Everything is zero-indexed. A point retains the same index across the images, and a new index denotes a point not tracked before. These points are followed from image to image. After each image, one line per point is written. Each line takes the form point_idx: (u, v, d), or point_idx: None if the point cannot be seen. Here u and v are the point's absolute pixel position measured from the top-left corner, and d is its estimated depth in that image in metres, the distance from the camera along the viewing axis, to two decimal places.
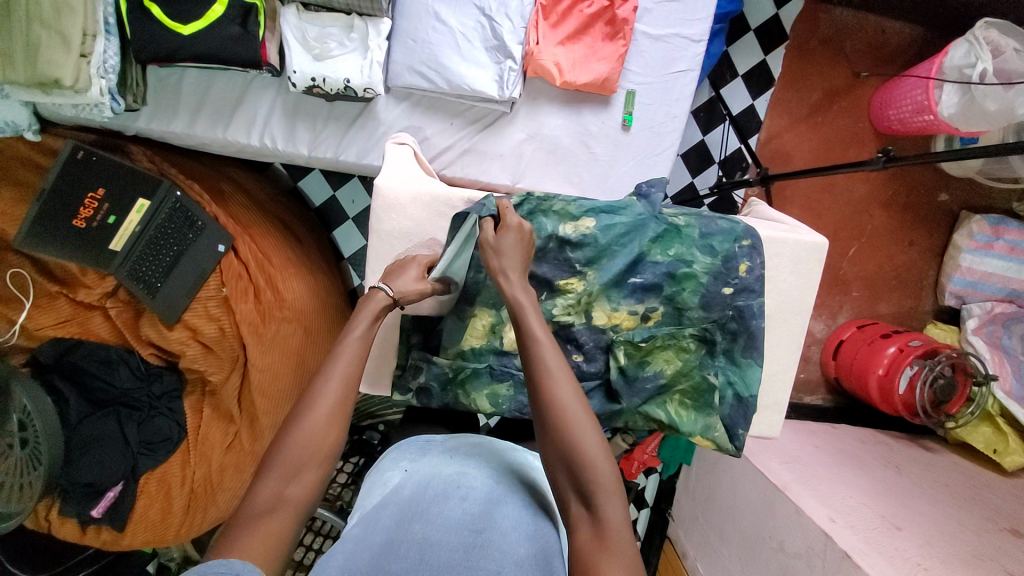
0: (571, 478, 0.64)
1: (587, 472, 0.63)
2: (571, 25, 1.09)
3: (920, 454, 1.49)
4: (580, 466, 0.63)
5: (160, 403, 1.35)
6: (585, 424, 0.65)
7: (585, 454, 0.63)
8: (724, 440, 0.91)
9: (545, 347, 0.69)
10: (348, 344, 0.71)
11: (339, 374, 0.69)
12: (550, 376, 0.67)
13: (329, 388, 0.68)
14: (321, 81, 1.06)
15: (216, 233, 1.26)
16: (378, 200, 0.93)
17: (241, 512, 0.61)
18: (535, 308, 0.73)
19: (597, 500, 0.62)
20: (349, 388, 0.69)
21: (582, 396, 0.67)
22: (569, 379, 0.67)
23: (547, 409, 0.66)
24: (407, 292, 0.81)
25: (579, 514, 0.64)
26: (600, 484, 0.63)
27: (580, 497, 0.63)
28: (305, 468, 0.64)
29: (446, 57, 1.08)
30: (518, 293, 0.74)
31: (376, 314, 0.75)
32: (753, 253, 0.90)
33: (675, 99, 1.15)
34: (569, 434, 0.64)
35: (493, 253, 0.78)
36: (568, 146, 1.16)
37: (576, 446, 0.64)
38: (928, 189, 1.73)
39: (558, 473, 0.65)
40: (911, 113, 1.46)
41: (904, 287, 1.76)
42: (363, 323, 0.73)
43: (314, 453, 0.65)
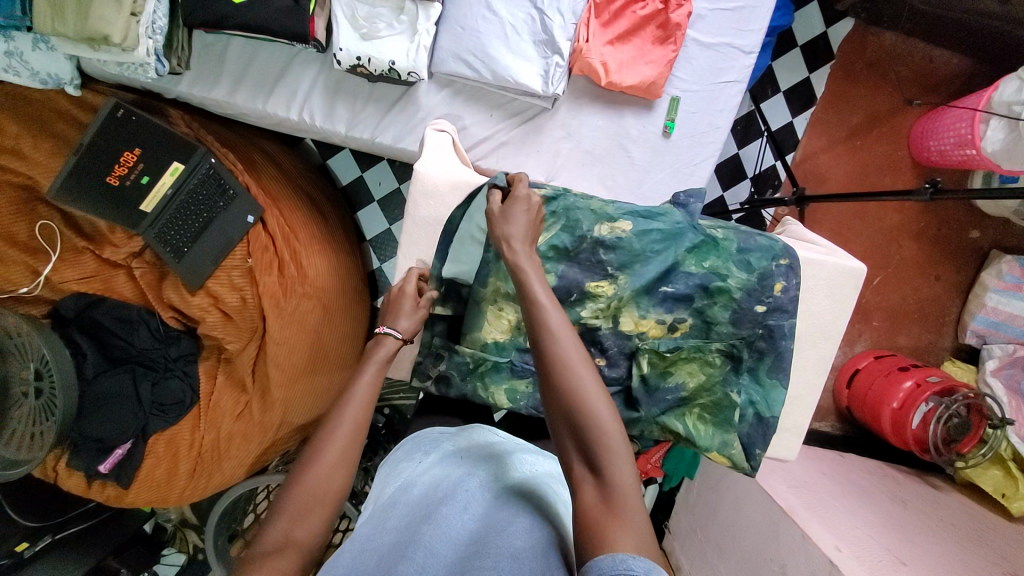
0: (579, 442, 0.64)
1: (595, 435, 0.63)
2: (622, 26, 1.07)
3: (927, 491, 1.48)
4: (588, 429, 0.63)
5: (176, 365, 1.36)
6: (593, 387, 0.65)
7: (594, 417, 0.63)
8: (741, 459, 0.91)
9: (552, 310, 0.68)
10: (360, 386, 0.73)
11: (347, 419, 0.70)
12: (556, 339, 0.66)
13: (340, 429, 0.69)
14: (366, 61, 1.05)
15: (246, 204, 1.26)
16: (416, 184, 0.92)
17: (249, 554, 0.60)
18: (539, 273, 0.73)
19: (605, 463, 0.62)
20: (359, 433, 0.70)
21: (589, 361, 0.67)
22: (577, 342, 0.67)
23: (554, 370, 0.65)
24: (413, 327, 0.81)
25: (584, 478, 0.63)
26: (608, 446, 0.63)
27: (585, 458, 0.63)
28: (312, 512, 0.63)
29: (494, 47, 1.07)
30: (522, 259, 0.73)
31: (386, 360, 0.76)
32: (790, 273, 0.89)
33: (719, 110, 1.14)
34: (578, 397, 0.64)
35: (500, 221, 0.77)
36: (606, 148, 1.15)
37: (582, 405, 0.64)
38: (960, 224, 1.70)
39: (564, 436, 0.65)
40: (952, 146, 1.44)
41: (925, 321, 1.73)
42: (373, 366, 0.75)
43: (320, 499, 0.64)
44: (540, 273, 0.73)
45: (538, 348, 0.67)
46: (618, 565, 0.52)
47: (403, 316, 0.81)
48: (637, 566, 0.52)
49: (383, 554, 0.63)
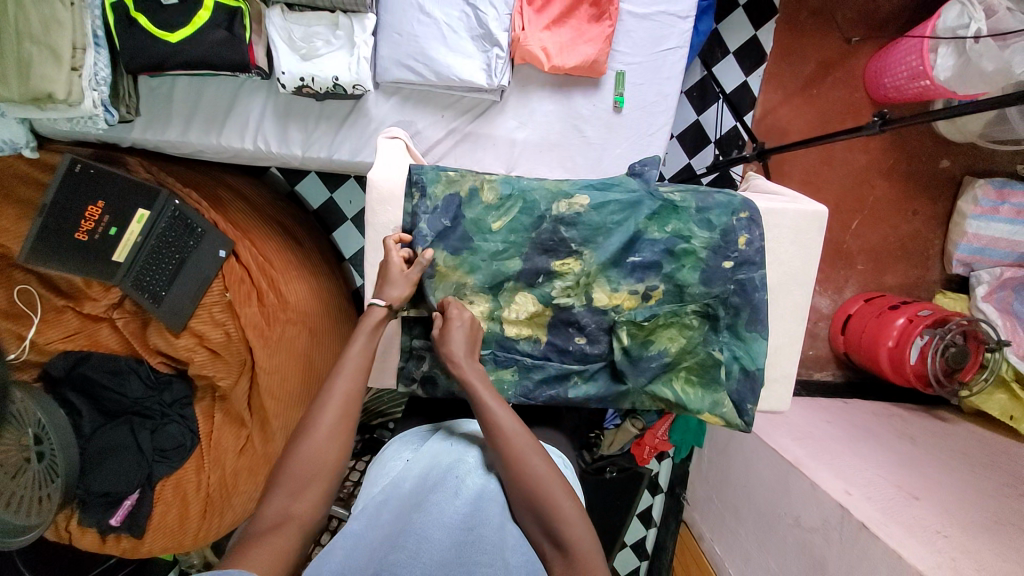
0: (541, 526, 0.69)
1: (554, 516, 0.69)
2: (555, 9, 1.08)
3: (935, 424, 1.47)
4: (548, 513, 0.69)
5: (172, 411, 1.37)
6: (547, 471, 0.71)
7: (552, 501, 0.69)
8: (734, 416, 0.92)
9: (499, 410, 0.75)
10: (351, 359, 0.77)
11: (339, 391, 0.75)
12: (505, 438, 0.73)
13: (332, 401, 0.74)
14: (310, 81, 1.06)
15: (217, 238, 1.27)
16: (372, 193, 0.91)
17: (251, 527, 0.66)
18: (482, 378, 0.79)
19: (567, 540, 0.67)
20: (351, 407, 0.75)
21: (544, 454, 0.73)
22: (526, 436, 0.73)
23: (516, 471, 0.71)
24: (400, 295, 0.84)
25: (553, 556, 0.69)
26: (568, 522, 0.68)
27: (551, 540, 0.69)
28: (311, 483, 0.69)
29: (433, 49, 1.08)
30: (467, 372, 0.78)
31: (375, 328, 0.81)
32: (752, 225, 0.90)
33: (665, 78, 1.14)
34: (535, 486, 0.70)
35: (440, 342, 0.81)
36: (560, 131, 1.16)
37: (541, 490, 0.70)
38: (929, 156, 1.71)
39: (528, 523, 0.71)
40: (906, 80, 1.44)
41: (910, 257, 1.74)
42: (361, 338, 0.79)
43: (318, 469, 0.70)
44: (484, 378, 0.79)
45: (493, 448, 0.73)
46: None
47: (388, 284, 0.84)
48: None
49: (376, 547, 0.67)
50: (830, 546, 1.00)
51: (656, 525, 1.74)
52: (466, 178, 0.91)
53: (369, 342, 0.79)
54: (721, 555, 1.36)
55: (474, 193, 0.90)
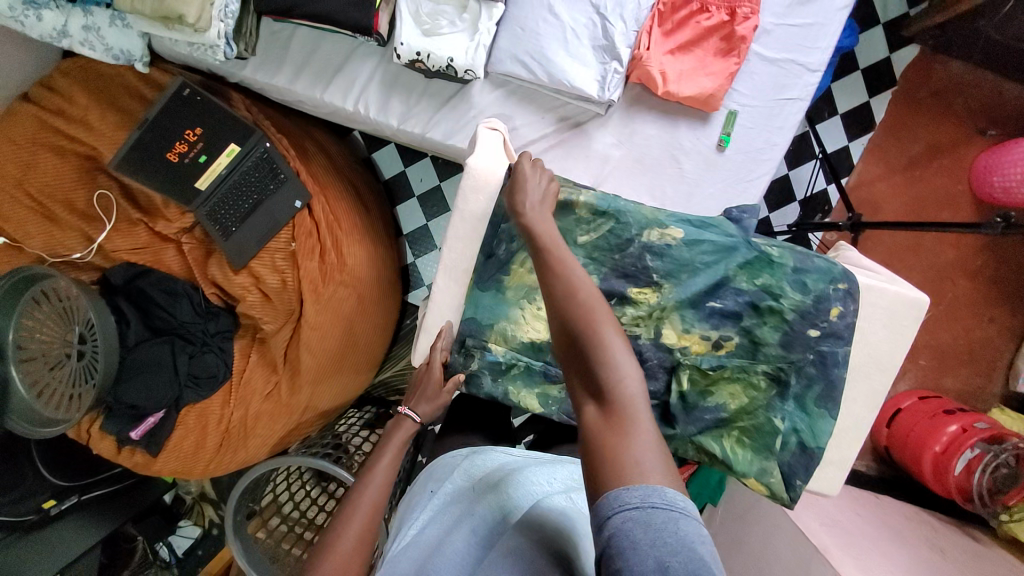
0: (583, 370, 0.67)
1: (600, 358, 0.66)
2: (684, 35, 1.06)
3: (966, 542, 1.40)
4: (592, 351, 0.66)
5: (213, 341, 1.39)
6: (603, 318, 0.68)
7: (602, 352, 0.66)
8: (780, 488, 0.88)
9: (559, 250, 0.75)
10: (377, 470, 0.88)
11: (367, 497, 0.84)
12: (564, 276, 0.72)
13: (359, 508, 0.82)
14: (425, 57, 1.06)
15: (295, 188, 1.28)
16: (467, 179, 0.90)
17: None
18: (551, 228, 0.79)
19: (608, 382, 0.65)
20: (371, 520, 0.81)
21: (603, 300, 0.70)
22: (588, 283, 0.71)
23: (574, 312, 0.69)
24: (429, 411, 0.96)
25: (587, 400, 0.66)
26: (614, 365, 0.65)
27: (588, 384, 0.66)
28: None
29: (552, 50, 1.06)
30: (534, 217, 0.80)
31: (401, 442, 0.94)
32: (847, 299, 0.85)
33: (777, 128, 1.11)
34: (585, 330, 0.68)
35: (514, 186, 0.83)
36: (657, 157, 1.14)
37: (592, 333, 0.67)
38: (1021, 265, 1.62)
39: (570, 372, 0.69)
40: (1020, 183, 1.36)
41: (976, 364, 1.65)
42: (389, 451, 0.92)
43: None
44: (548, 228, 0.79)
45: (546, 290, 0.73)
46: (614, 503, 0.56)
47: (422, 400, 0.96)
48: (631, 496, 0.56)
49: None
50: None
51: None
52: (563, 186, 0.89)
53: (393, 455, 0.92)
54: None
55: (568, 202, 0.89)
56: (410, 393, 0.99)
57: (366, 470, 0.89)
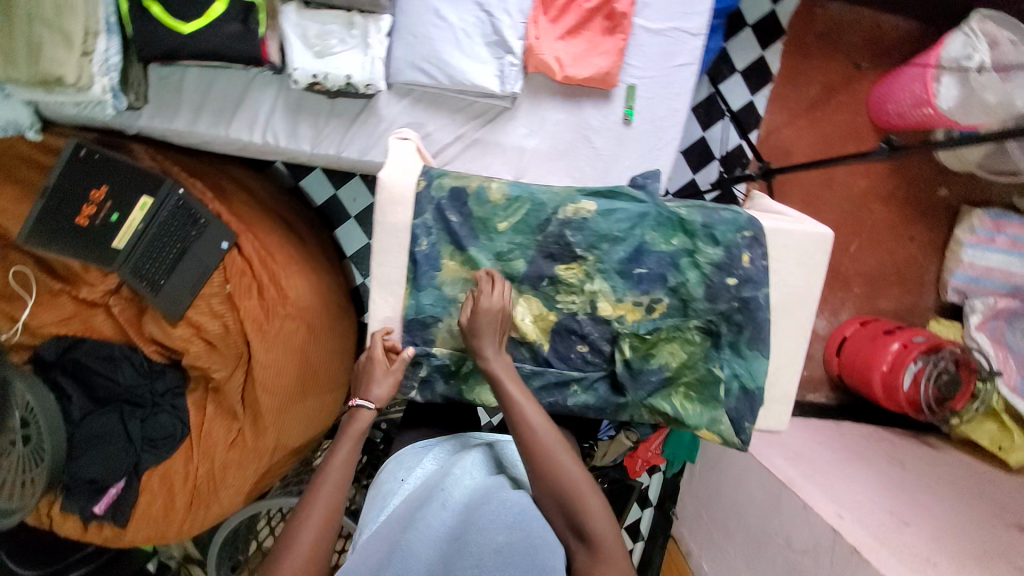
0: (567, 519, 0.74)
1: (581, 512, 0.73)
2: (571, 19, 1.10)
3: (926, 451, 1.49)
4: (574, 508, 0.73)
5: (163, 400, 1.35)
6: (576, 472, 0.76)
7: (579, 498, 0.74)
8: (730, 434, 0.92)
9: (529, 410, 0.80)
10: (334, 468, 0.82)
11: (323, 497, 0.78)
12: (537, 439, 0.78)
13: (313, 511, 0.77)
14: (323, 78, 1.06)
15: (220, 229, 1.24)
16: (382, 193, 0.88)
17: None
18: (514, 377, 0.83)
19: (590, 529, 0.72)
20: (329, 524, 0.77)
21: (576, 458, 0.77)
22: (560, 446, 0.77)
23: (552, 475, 0.75)
24: (386, 394, 0.88)
25: (576, 546, 0.73)
26: (592, 514, 0.73)
27: (574, 532, 0.73)
28: None
29: (447, 52, 1.08)
30: (495, 367, 0.83)
31: (359, 434, 0.86)
32: (755, 244, 0.89)
33: (675, 93, 1.17)
34: (562, 482, 0.75)
35: (469, 334, 0.84)
36: (570, 141, 1.17)
37: (570, 493, 0.74)
38: (928, 184, 1.74)
39: (559, 526, 0.75)
40: (910, 106, 1.47)
41: (905, 284, 1.75)
42: (346, 445, 0.84)
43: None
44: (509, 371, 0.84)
45: (521, 443, 0.78)
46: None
47: (374, 386, 0.88)
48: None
49: (374, 566, 0.70)
50: (820, 568, 1.01)
51: (645, 539, 1.75)
52: (474, 175, 0.89)
53: (354, 445, 0.85)
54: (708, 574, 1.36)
55: (482, 190, 0.89)
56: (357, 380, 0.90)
57: (325, 463, 0.82)
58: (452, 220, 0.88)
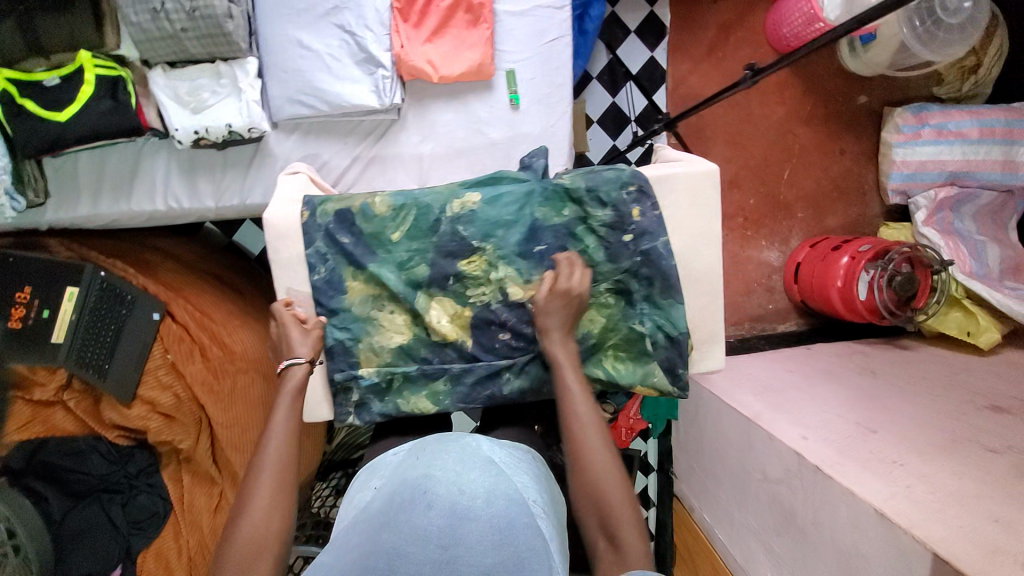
0: (597, 518, 0.75)
1: (612, 511, 0.74)
2: (433, 21, 1.10)
3: (898, 354, 1.48)
4: (606, 505, 0.74)
5: (140, 481, 1.38)
6: (609, 479, 0.75)
7: (610, 503, 0.74)
8: (665, 384, 0.94)
9: (580, 398, 0.82)
10: (278, 425, 0.80)
11: (270, 457, 0.77)
12: (582, 427, 0.79)
13: (264, 468, 0.76)
14: (205, 132, 1.07)
15: (148, 303, 1.26)
16: (269, 231, 0.90)
17: None
18: (574, 367, 0.85)
19: (619, 529, 0.72)
20: (284, 480, 0.76)
21: (614, 453, 0.78)
22: (600, 438, 0.79)
23: (588, 466, 0.77)
24: (313, 347, 0.87)
25: (602, 544, 0.74)
26: (620, 515, 0.73)
27: (604, 530, 0.74)
28: (258, 559, 0.70)
29: (320, 80, 1.09)
30: (558, 353, 0.86)
31: (298, 389, 0.83)
32: (642, 197, 0.91)
33: (555, 68, 1.18)
34: (598, 475, 0.76)
35: (540, 315, 0.88)
36: (464, 137, 1.18)
37: (605, 488, 0.75)
38: (846, 94, 1.74)
39: (586, 520, 0.76)
40: (803, 26, 1.48)
41: (847, 197, 1.76)
42: (287, 401, 0.82)
43: (262, 551, 0.71)
44: (575, 363, 0.86)
45: (566, 436, 0.80)
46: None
47: (299, 343, 0.86)
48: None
49: None
50: (794, 491, 1.01)
51: (653, 504, 1.74)
52: (354, 194, 0.91)
53: (295, 409, 0.83)
54: (710, 524, 1.36)
55: (366, 207, 0.90)
56: (277, 346, 0.88)
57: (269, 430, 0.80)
58: (343, 242, 0.90)
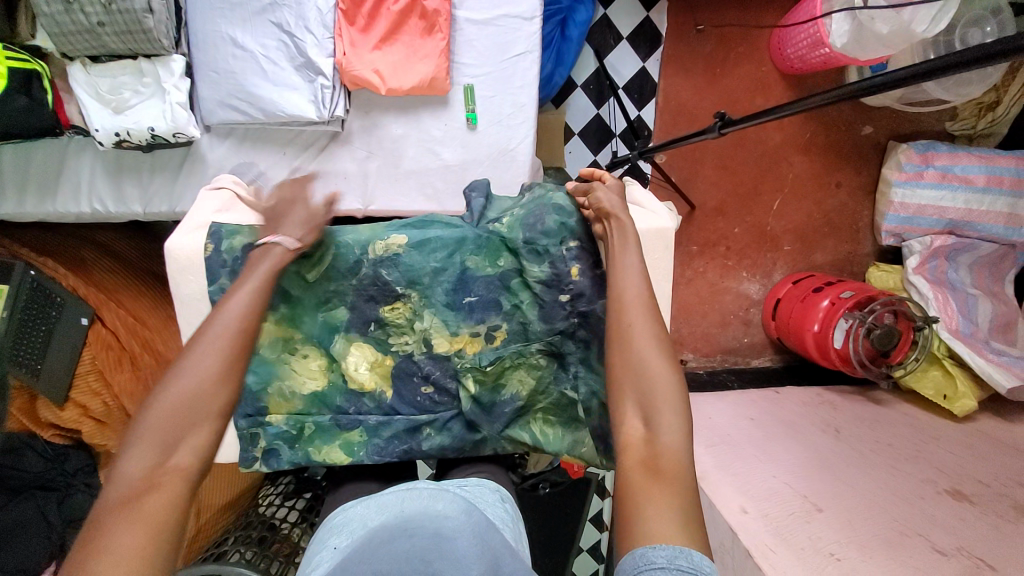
0: (636, 398, 0.64)
1: (653, 394, 0.63)
2: (382, 26, 1.00)
3: (868, 409, 1.41)
4: (646, 383, 0.63)
5: (76, 480, 1.29)
6: (657, 361, 0.64)
7: (653, 385, 0.63)
8: (594, 455, 0.86)
9: (631, 266, 0.71)
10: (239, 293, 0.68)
11: (223, 326, 0.65)
12: (626, 296, 0.69)
13: (213, 331, 0.65)
14: (126, 135, 0.99)
15: (78, 307, 1.22)
16: (170, 263, 0.82)
17: (103, 493, 0.56)
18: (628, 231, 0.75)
19: (658, 416, 0.62)
20: (240, 352, 0.65)
21: (660, 328, 0.67)
22: (646, 307, 0.68)
23: (624, 335, 0.67)
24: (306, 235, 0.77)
25: (632, 425, 0.63)
26: (659, 397, 0.62)
27: (640, 407, 0.63)
28: (187, 430, 0.60)
29: (254, 84, 1.01)
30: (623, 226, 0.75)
31: (273, 268, 0.71)
32: (582, 255, 0.83)
33: (518, 86, 1.07)
34: (640, 348, 0.65)
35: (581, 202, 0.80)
36: (415, 157, 1.09)
37: (647, 367, 0.64)
38: (850, 123, 1.62)
39: (620, 401, 0.65)
40: (808, 49, 1.36)
41: (838, 232, 1.67)
42: (263, 266, 0.71)
43: (196, 426, 0.60)
44: (635, 240, 0.74)
45: (613, 308, 0.69)
46: (641, 562, 0.51)
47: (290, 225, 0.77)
48: (658, 556, 0.50)
49: None
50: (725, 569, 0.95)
51: None
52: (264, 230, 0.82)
53: (256, 292, 0.69)
54: None
55: None
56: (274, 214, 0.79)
57: (214, 313, 0.66)
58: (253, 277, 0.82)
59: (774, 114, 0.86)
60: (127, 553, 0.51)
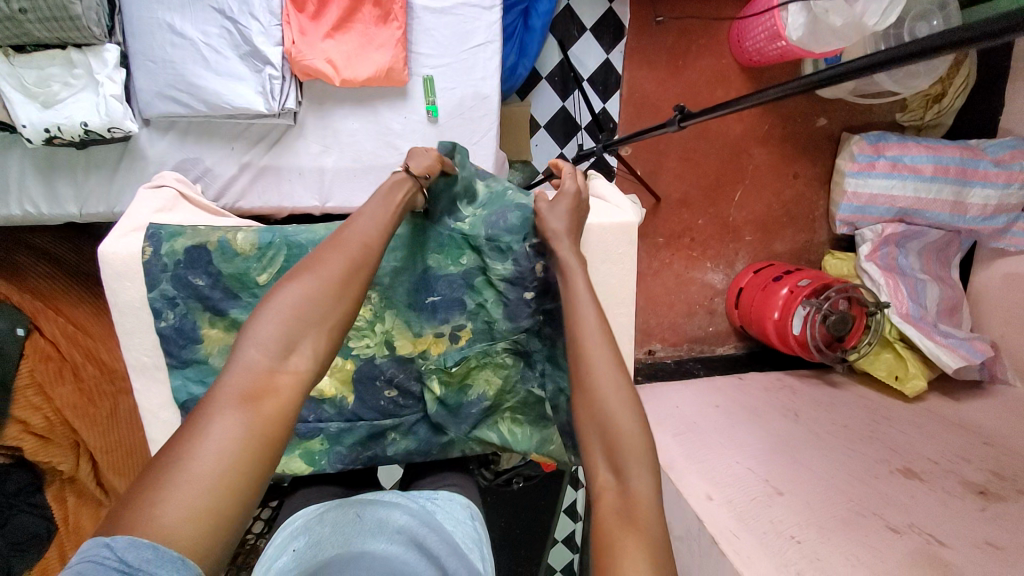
0: (602, 443, 0.58)
1: (620, 432, 0.57)
2: (335, 13, 0.95)
3: (826, 391, 1.46)
4: (610, 422, 0.58)
5: (18, 500, 1.17)
6: (619, 401, 0.59)
7: (619, 425, 0.57)
8: (562, 452, 0.86)
9: (586, 301, 0.67)
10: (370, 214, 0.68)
11: (351, 239, 0.63)
12: (583, 330, 0.64)
13: (346, 241, 0.63)
14: (58, 131, 0.92)
15: (8, 318, 1.14)
16: (105, 268, 0.77)
17: (217, 389, 0.50)
18: (578, 265, 0.72)
19: (625, 459, 0.56)
20: (366, 262, 0.62)
21: (621, 362, 0.62)
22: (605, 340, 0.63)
23: (585, 372, 0.61)
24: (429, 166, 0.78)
25: (605, 481, 0.56)
26: (626, 440, 0.57)
27: (608, 453, 0.57)
28: (303, 332, 0.55)
29: (197, 76, 0.96)
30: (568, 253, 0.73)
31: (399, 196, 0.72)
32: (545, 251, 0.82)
33: (480, 78, 1.04)
34: (603, 384, 0.60)
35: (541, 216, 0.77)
36: (373, 151, 1.06)
37: (608, 408, 0.58)
38: (806, 115, 1.66)
39: (590, 448, 0.59)
40: (765, 42, 1.37)
41: (796, 222, 1.71)
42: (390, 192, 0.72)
43: (313, 332, 0.55)
44: (580, 268, 0.71)
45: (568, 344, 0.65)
46: None
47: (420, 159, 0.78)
48: None
49: None
50: (692, 557, 0.97)
51: None
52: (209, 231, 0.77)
53: (384, 214, 0.68)
54: None
55: (224, 244, 0.77)
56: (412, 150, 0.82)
57: (342, 229, 0.65)
58: (195, 280, 0.77)
59: (733, 107, 0.86)
60: (226, 446, 0.46)
